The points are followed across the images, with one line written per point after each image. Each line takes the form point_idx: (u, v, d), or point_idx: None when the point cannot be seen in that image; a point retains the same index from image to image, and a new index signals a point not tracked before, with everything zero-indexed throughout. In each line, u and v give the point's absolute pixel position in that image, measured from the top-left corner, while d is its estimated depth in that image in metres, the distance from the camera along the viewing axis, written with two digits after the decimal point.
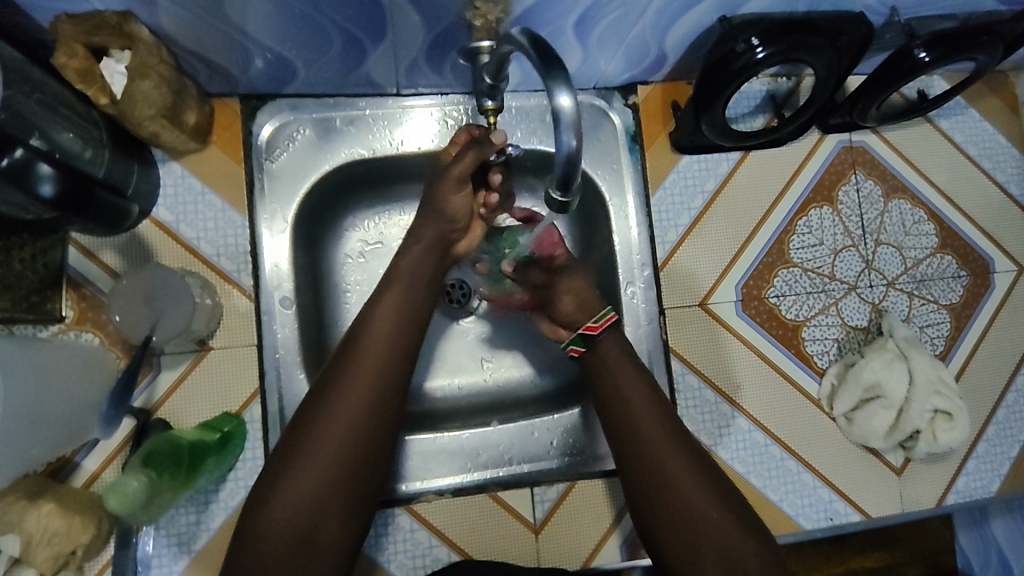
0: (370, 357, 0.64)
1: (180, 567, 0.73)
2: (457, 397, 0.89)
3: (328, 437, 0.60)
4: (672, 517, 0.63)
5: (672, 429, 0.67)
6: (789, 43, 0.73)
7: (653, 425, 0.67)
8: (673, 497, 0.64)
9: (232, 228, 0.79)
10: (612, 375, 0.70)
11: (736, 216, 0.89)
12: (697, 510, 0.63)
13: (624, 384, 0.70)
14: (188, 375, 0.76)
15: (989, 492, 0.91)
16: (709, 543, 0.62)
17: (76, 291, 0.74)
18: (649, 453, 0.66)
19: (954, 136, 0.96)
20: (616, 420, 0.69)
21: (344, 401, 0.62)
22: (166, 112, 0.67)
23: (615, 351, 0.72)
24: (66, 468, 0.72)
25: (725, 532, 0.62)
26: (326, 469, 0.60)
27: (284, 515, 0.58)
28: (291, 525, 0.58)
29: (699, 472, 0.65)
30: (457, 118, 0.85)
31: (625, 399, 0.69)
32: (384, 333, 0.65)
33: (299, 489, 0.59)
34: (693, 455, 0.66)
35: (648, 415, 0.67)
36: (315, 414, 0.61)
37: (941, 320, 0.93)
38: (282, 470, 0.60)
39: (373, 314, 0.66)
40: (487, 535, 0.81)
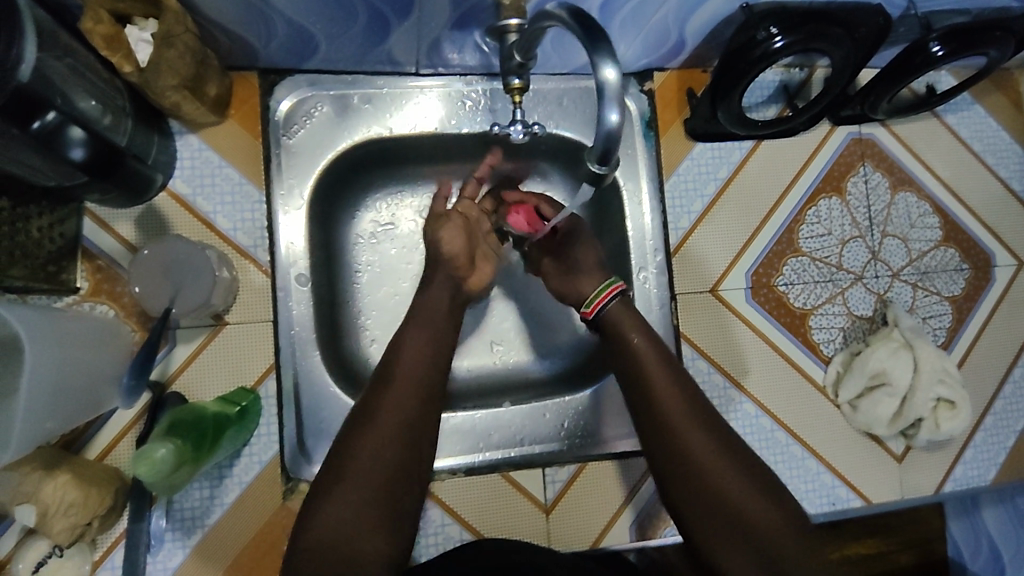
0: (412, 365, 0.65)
1: (193, 541, 0.74)
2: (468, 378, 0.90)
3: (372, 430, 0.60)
4: (696, 493, 0.61)
5: (692, 404, 0.66)
6: (807, 32, 0.74)
7: (673, 398, 0.66)
8: (693, 469, 0.62)
9: (249, 203, 0.78)
10: (635, 351, 0.70)
11: (747, 204, 0.90)
12: (720, 484, 0.61)
13: (644, 360, 0.69)
14: (203, 350, 0.75)
15: (985, 480, 0.94)
16: (734, 520, 0.59)
17: (91, 262, 0.73)
18: (670, 426, 0.64)
19: (960, 132, 0.98)
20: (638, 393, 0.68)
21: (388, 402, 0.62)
22: (188, 82, 0.66)
23: (625, 321, 0.72)
24: (79, 440, 0.71)
25: (750, 509, 0.59)
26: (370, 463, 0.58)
27: (331, 516, 0.56)
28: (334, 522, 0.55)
29: (724, 450, 0.63)
30: (475, 100, 0.85)
31: (646, 373, 0.68)
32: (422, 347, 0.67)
33: (345, 488, 0.57)
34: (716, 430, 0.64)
35: (669, 389, 0.67)
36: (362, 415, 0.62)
37: (942, 312, 0.95)
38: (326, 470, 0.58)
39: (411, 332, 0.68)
40: (498, 513, 0.82)
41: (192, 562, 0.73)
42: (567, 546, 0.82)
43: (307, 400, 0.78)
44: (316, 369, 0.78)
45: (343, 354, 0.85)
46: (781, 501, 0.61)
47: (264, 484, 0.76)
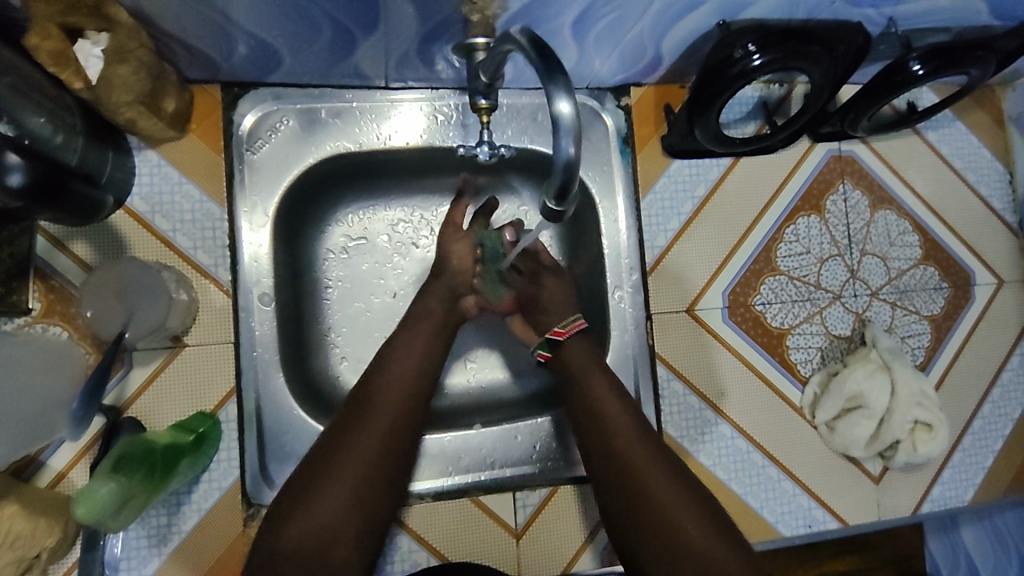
0: (401, 373, 0.68)
1: (150, 569, 0.71)
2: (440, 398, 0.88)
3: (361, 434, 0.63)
4: (651, 532, 0.61)
5: (649, 440, 0.65)
6: (785, 51, 0.72)
7: (628, 434, 0.65)
8: (643, 492, 0.62)
9: (210, 220, 0.76)
10: (589, 385, 0.69)
11: (725, 222, 0.89)
12: (668, 506, 0.61)
13: (599, 394, 0.68)
14: (161, 373, 0.73)
15: (962, 501, 0.93)
16: (683, 542, 0.60)
17: (44, 282, 0.71)
18: (625, 463, 0.64)
19: (941, 149, 0.96)
20: (590, 429, 0.67)
21: (377, 407, 0.65)
22: (143, 98, 0.64)
23: (584, 356, 0.72)
24: (30, 467, 0.69)
25: (706, 548, 0.60)
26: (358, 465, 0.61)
27: (319, 513, 0.58)
28: (323, 520, 0.58)
29: (676, 475, 0.63)
30: (447, 115, 0.83)
31: (600, 408, 0.67)
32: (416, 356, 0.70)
33: (336, 482, 0.60)
34: (672, 465, 0.64)
35: (625, 424, 0.66)
36: (351, 418, 0.64)
37: (921, 331, 0.94)
38: (318, 469, 0.61)
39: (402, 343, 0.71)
40: (468, 539, 0.80)
41: None
42: (538, 571, 0.80)
43: (269, 424, 0.76)
44: (280, 392, 0.76)
45: (310, 373, 0.83)
46: (735, 539, 0.61)
47: (224, 510, 0.74)
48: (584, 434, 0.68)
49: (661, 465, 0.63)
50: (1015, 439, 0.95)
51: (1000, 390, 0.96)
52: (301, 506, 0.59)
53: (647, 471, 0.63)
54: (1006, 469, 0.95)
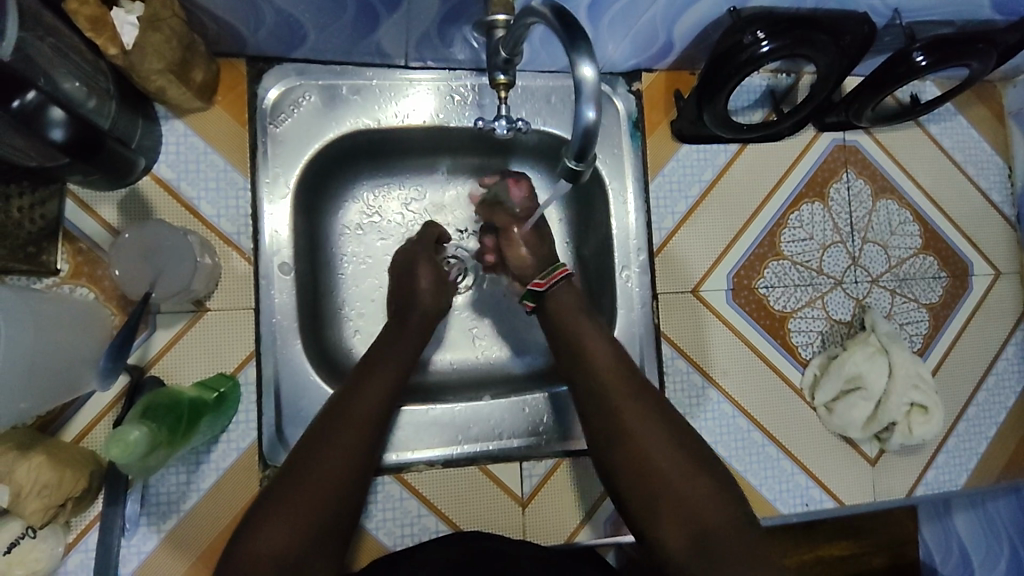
0: (361, 418, 0.67)
1: (168, 526, 0.74)
2: (453, 373, 0.90)
3: (313, 479, 0.62)
4: (645, 481, 0.64)
5: (642, 396, 0.69)
6: (793, 38, 0.75)
7: (620, 389, 0.69)
8: (647, 461, 0.65)
9: (233, 190, 0.78)
10: (586, 345, 0.73)
11: (731, 206, 0.91)
12: (670, 475, 0.64)
13: (596, 354, 0.72)
14: (183, 335, 0.75)
15: (956, 485, 0.95)
16: (683, 507, 0.63)
17: (72, 244, 0.73)
18: (617, 416, 0.68)
19: (942, 142, 0.99)
20: (587, 387, 0.71)
21: (334, 448, 0.64)
22: (174, 68, 0.66)
23: (572, 310, 0.76)
24: (55, 422, 0.71)
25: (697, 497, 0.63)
26: (307, 506, 0.61)
27: (265, 553, 0.58)
28: (270, 560, 0.58)
29: (677, 444, 0.66)
30: (464, 95, 0.85)
31: (595, 366, 0.71)
32: (372, 407, 0.68)
33: (286, 517, 0.60)
34: (666, 421, 0.67)
35: (619, 383, 0.69)
36: (308, 454, 0.64)
37: (920, 318, 0.96)
38: (270, 509, 0.60)
39: (365, 382, 0.70)
40: (475, 506, 0.82)
41: (166, 546, 0.74)
42: (542, 539, 0.83)
43: (286, 389, 0.78)
44: (297, 358, 0.79)
45: (325, 342, 0.85)
46: (730, 494, 0.64)
47: (241, 471, 0.76)
48: (582, 390, 0.71)
49: (654, 419, 0.67)
50: (1008, 427, 0.98)
51: (995, 379, 0.98)
52: (248, 543, 0.58)
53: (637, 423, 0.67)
54: (998, 456, 0.97)
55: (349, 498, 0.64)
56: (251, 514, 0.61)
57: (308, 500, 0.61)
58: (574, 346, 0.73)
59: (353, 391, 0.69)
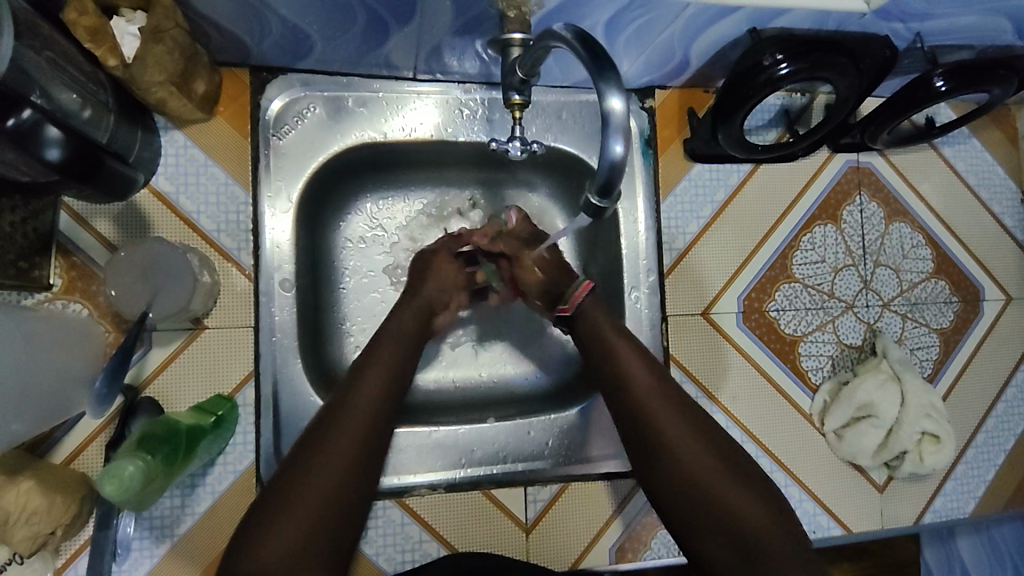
0: (359, 419, 0.63)
1: (161, 551, 0.72)
2: (455, 393, 0.88)
3: (310, 483, 0.58)
4: (689, 492, 0.62)
5: (679, 406, 0.67)
6: (812, 61, 0.73)
7: (654, 399, 0.67)
8: (679, 461, 0.63)
9: (234, 203, 0.76)
10: (617, 353, 0.70)
11: (743, 228, 0.89)
12: (704, 475, 0.62)
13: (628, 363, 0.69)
14: (180, 355, 0.73)
15: (964, 513, 0.94)
16: (721, 508, 0.61)
17: (66, 258, 0.70)
18: (655, 428, 0.65)
19: (956, 164, 0.98)
20: (620, 396, 0.68)
21: (335, 447, 0.60)
22: (176, 79, 0.64)
23: (599, 320, 0.73)
24: (44, 444, 0.69)
25: (742, 509, 0.60)
26: (308, 511, 0.57)
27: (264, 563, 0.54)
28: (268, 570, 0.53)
29: (707, 443, 0.65)
30: (473, 109, 0.83)
31: (628, 375, 0.69)
32: (369, 408, 0.64)
33: (301, 513, 0.56)
34: (704, 431, 0.65)
35: (653, 392, 0.67)
36: (307, 458, 0.60)
37: (930, 343, 0.95)
38: (269, 515, 0.56)
39: (365, 381, 0.66)
40: (478, 531, 0.80)
41: (159, 571, 0.71)
42: (546, 565, 0.81)
43: (285, 410, 0.76)
44: (297, 379, 0.77)
45: (326, 361, 0.83)
46: (764, 493, 0.63)
47: (238, 494, 0.74)
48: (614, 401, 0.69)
49: (691, 429, 0.65)
50: (1016, 454, 0.97)
51: (1005, 406, 0.97)
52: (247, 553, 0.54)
53: (677, 433, 0.64)
54: (1006, 483, 0.96)
55: (353, 503, 0.60)
56: (255, 515, 0.57)
57: (306, 506, 0.57)
58: (606, 355, 0.71)
59: (350, 392, 0.65)
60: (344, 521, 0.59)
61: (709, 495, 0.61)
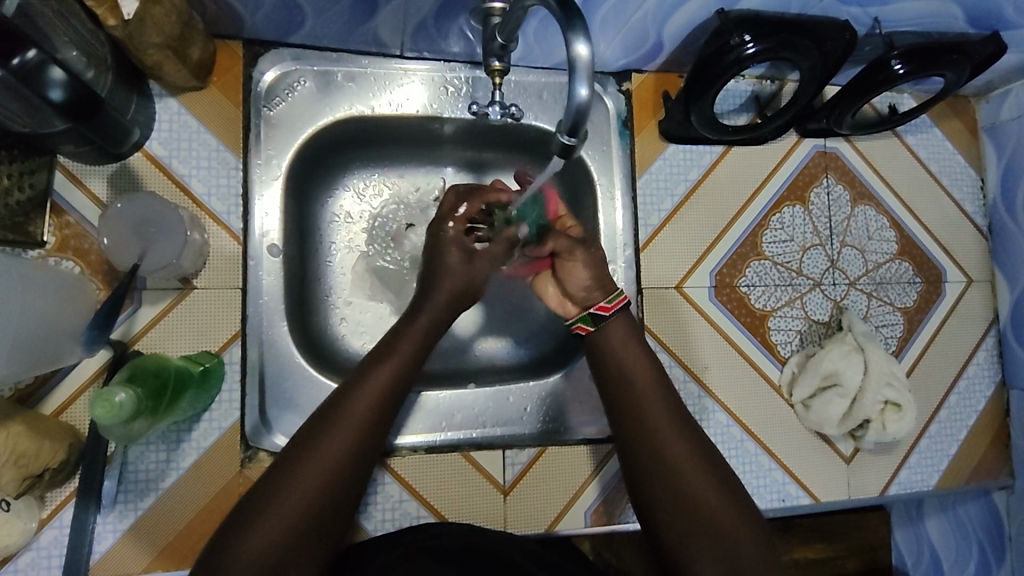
0: (360, 411, 0.66)
1: (146, 504, 0.73)
2: (439, 363, 0.91)
3: (308, 474, 0.62)
4: (672, 495, 0.67)
5: (675, 411, 0.71)
6: (779, 40, 0.78)
7: (653, 403, 0.71)
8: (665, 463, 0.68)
9: (225, 169, 0.79)
10: (619, 356, 0.75)
11: (715, 206, 0.93)
12: (686, 480, 0.67)
13: (633, 366, 0.74)
14: (169, 312, 0.75)
15: (928, 485, 0.98)
16: (697, 513, 0.65)
17: (60, 218, 0.73)
18: (648, 431, 0.70)
19: (918, 151, 1.03)
20: (623, 396, 0.73)
21: (331, 448, 0.63)
22: (175, 43, 0.67)
23: (619, 327, 0.76)
24: (34, 396, 0.70)
25: (720, 514, 0.65)
26: (303, 503, 0.60)
27: (257, 553, 0.57)
28: (261, 559, 0.57)
29: (694, 450, 0.69)
30: (457, 87, 0.87)
31: (631, 377, 0.73)
32: (371, 400, 0.67)
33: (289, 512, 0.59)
34: (695, 438, 0.70)
35: (653, 397, 0.72)
36: (307, 448, 0.63)
37: (895, 321, 0.99)
38: (263, 504, 0.60)
39: (370, 374, 0.69)
40: (457, 492, 0.82)
41: (142, 524, 0.73)
42: (523, 527, 0.83)
43: (271, 370, 0.78)
44: (283, 341, 0.79)
45: (311, 328, 0.86)
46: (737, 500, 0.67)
47: (223, 450, 0.76)
48: (616, 401, 0.73)
49: (682, 434, 0.70)
50: (978, 429, 1.01)
51: (966, 382, 1.01)
52: (243, 539, 0.58)
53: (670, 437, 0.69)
54: (968, 458, 1.00)
55: (341, 492, 0.63)
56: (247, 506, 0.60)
57: (301, 498, 0.61)
58: (610, 359, 0.75)
59: (354, 384, 0.68)
60: (337, 508, 0.63)
61: (692, 500, 0.66)
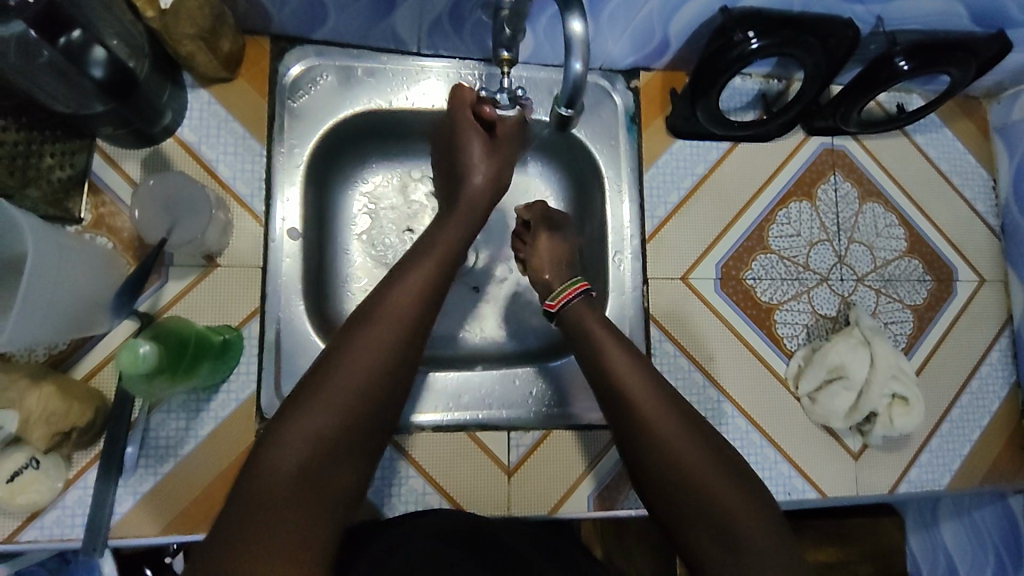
0: (379, 332, 0.61)
1: (165, 470, 0.77)
2: (478, 343, 0.95)
3: (327, 402, 0.56)
4: (667, 475, 0.64)
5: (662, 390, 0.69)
6: (783, 37, 0.80)
7: (634, 380, 0.69)
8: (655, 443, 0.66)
9: (250, 155, 0.83)
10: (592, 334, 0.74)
11: (723, 199, 0.95)
12: (683, 458, 0.64)
13: (608, 347, 0.72)
14: (194, 287, 0.79)
15: (940, 485, 0.96)
16: (690, 488, 0.63)
17: (95, 196, 0.78)
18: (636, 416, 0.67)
19: (927, 151, 1.03)
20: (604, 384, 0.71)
21: (349, 369, 0.58)
22: (205, 35, 0.72)
23: (585, 316, 0.77)
24: (67, 361, 0.75)
25: (708, 486, 0.63)
26: (324, 432, 0.55)
27: (285, 476, 0.53)
28: (288, 489, 0.53)
29: (688, 427, 0.66)
30: (471, 82, 0.91)
31: (610, 359, 0.71)
32: (398, 315, 0.62)
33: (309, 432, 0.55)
34: (686, 415, 0.67)
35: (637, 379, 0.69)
36: (321, 372, 0.58)
37: (904, 318, 0.99)
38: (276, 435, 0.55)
39: (391, 291, 0.64)
40: (464, 471, 0.84)
41: (161, 488, 0.76)
42: (526, 508, 0.84)
43: (287, 346, 0.81)
44: (297, 320, 0.82)
45: (327, 312, 0.89)
46: (739, 479, 0.64)
47: (240, 421, 0.79)
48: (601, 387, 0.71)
49: (675, 416, 0.67)
50: (991, 430, 0.99)
51: (978, 382, 1.00)
52: (259, 477, 0.53)
53: (660, 423, 0.66)
54: (981, 459, 0.98)
55: (371, 426, 0.58)
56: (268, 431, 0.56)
57: (321, 432, 0.55)
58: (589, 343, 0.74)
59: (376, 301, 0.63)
60: (364, 439, 0.58)
61: (697, 486, 0.63)
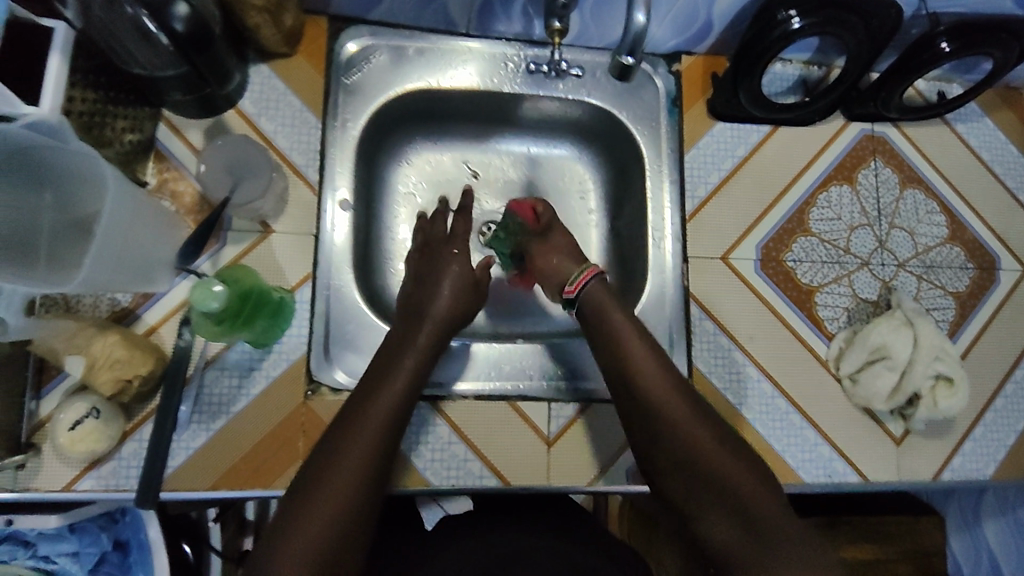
0: (389, 390, 0.71)
1: (217, 426, 0.79)
2: (519, 321, 0.98)
3: (351, 444, 0.65)
4: (686, 460, 0.67)
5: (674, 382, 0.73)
6: (824, 16, 0.81)
7: (651, 371, 0.73)
8: (675, 431, 0.69)
9: (305, 127, 0.86)
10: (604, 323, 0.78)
11: (763, 181, 0.96)
12: (700, 445, 0.68)
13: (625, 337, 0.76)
14: (251, 251, 0.82)
15: (985, 475, 0.94)
16: (709, 473, 0.66)
17: (160, 162, 0.82)
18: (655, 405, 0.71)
19: (969, 140, 1.03)
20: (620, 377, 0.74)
21: (365, 418, 0.67)
22: (271, 8, 0.76)
23: (605, 301, 0.80)
24: (128, 317, 0.78)
25: (726, 469, 0.66)
26: (351, 467, 0.64)
27: (322, 511, 0.61)
28: (322, 521, 0.60)
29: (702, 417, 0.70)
30: (517, 63, 0.93)
31: (629, 354, 0.75)
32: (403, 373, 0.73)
33: (341, 470, 0.63)
34: (697, 406, 0.71)
35: (652, 369, 0.73)
36: (347, 421, 0.67)
37: (946, 305, 0.98)
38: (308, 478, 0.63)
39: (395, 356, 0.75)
40: (505, 439, 0.85)
41: (212, 444, 0.78)
42: (565, 480, 0.85)
43: (337, 312, 0.85)
44: (347, 287, 0.85)
45: (373, 283, 0.92)
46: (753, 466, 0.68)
47: (289, 381, 0.81)
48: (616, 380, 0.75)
49: (690, 406, 0.71)
50: None
51: None
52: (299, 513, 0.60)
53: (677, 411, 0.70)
54: None
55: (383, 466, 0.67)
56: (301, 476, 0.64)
57: (351, 467, 0.64)
58: (604, 337, 0.77)
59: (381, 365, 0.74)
60: (379, 476, 0.66)
61: (716, 471, 0.66)
